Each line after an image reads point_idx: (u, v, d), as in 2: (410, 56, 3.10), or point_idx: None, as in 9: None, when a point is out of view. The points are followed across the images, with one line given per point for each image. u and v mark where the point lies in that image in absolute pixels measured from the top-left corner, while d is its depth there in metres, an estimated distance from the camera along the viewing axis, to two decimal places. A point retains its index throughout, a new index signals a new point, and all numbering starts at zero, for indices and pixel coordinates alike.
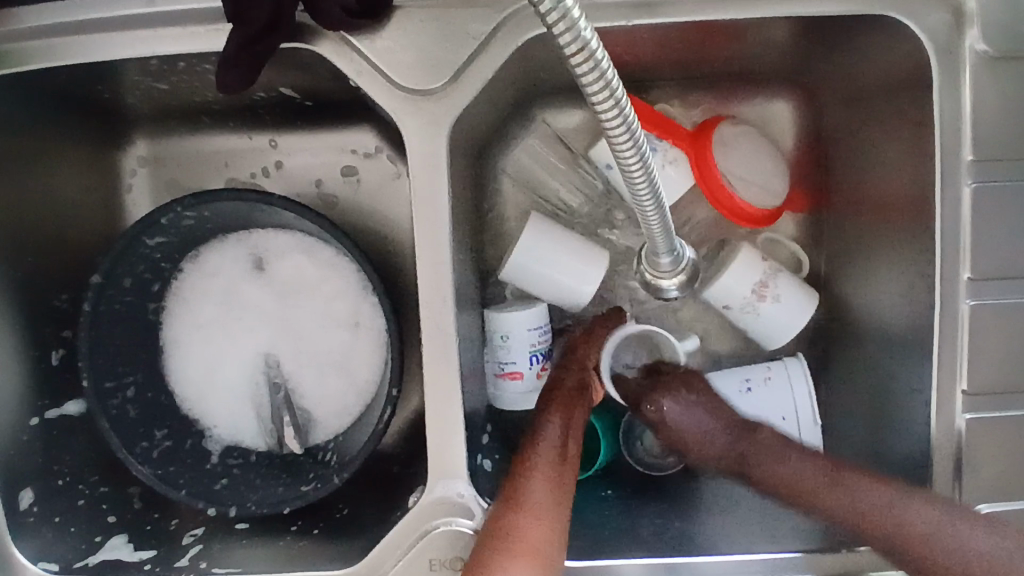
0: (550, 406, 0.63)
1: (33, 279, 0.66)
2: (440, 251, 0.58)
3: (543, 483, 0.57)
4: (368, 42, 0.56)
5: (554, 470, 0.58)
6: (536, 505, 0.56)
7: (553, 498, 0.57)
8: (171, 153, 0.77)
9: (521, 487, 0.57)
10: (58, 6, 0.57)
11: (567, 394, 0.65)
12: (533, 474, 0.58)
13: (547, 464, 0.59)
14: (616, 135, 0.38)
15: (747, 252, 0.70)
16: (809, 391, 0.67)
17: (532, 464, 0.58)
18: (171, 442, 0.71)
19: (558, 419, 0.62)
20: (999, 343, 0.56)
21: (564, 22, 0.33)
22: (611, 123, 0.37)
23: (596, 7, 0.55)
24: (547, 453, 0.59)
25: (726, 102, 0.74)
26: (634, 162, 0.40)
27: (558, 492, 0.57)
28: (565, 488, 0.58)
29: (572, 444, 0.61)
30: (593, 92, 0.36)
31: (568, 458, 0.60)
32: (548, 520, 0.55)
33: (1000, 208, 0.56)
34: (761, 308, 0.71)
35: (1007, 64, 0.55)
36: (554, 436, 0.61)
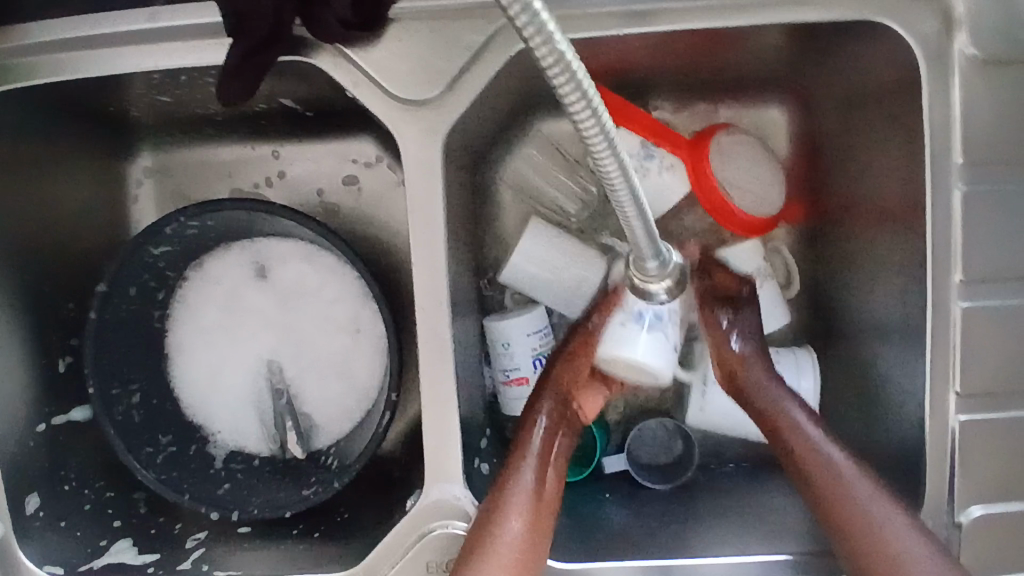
0: (525, 445, 0.62)
1: (40, 287, 0.68)
2: (435, 258, 0.59)
3: (517, 524, 0.57)
4: (364, 54, 0.57)
5: (530, 516, 0.58)
6: (512, 540, 0.56)
7: (529, 547, 0.57)
8: (176, 164, 0.79)
9: (495, 536, 0.56)
10: (64, 22, 0.59)
11: (553, 415, 0.64)
12: (508, 522, 0.57)
13: (523, 511, 0.58)
14: (596, 149, 0.38)
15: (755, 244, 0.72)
16: (812, 385, 0.70)
17: (504, 510, 0.58)
18: (176, 447, 0.73)
19: (534, 456, 0.61)
20: (992, 345, 0.57)
21: (540, 35, 0.33)
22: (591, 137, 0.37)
23: (588, 17, 0.56)
24: (521, 497, 0.59)
25: (722, 108, 0.75)
26: (615, 175, 0.39)
27: (534, 538, 0.57)
28: (541, 535, 0.58)
29: (549, 484, 0.61)
30: (571, 105, 0.36)
31: (545, 498, 0.60)
32: (521, 557, 0.56)
33: (990, 210, 0.56)
34: None
35: (997, 67, 0.55)
36: (528, 477, 0.60)
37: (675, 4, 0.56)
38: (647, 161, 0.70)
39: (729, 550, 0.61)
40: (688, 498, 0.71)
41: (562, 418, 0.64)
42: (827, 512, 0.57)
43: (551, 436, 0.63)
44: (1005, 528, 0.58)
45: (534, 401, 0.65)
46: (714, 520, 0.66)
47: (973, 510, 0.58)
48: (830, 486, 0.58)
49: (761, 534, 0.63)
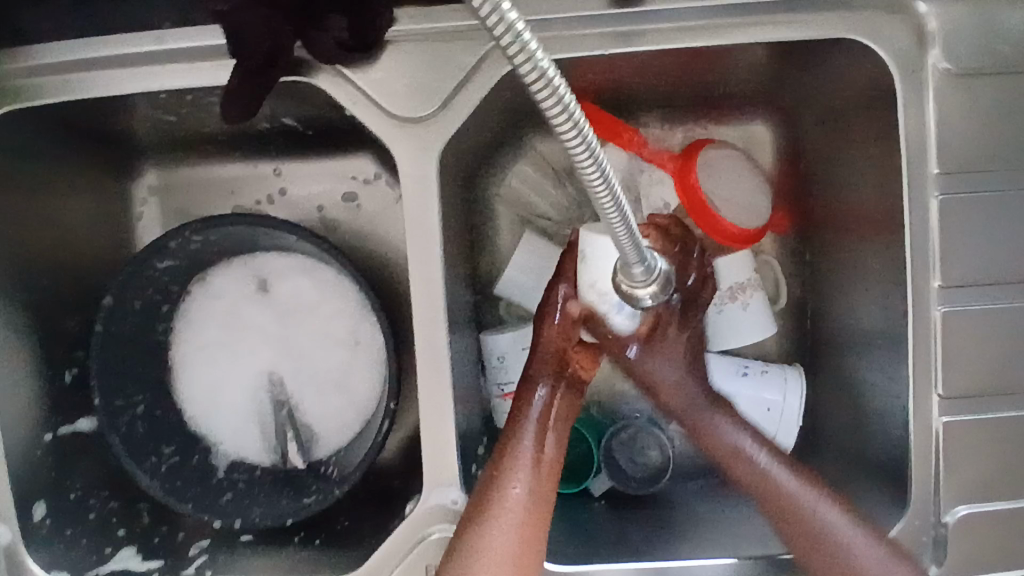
0: (528, 404, 0.62)
1: (48, 301, 0.70)
2: (431, 268, 0.61)
3: (518, 500, 0.58)
4: (363, 74, 0.60)
5: (536, 474, 0.60)
6: (513, 515, 0.58)
7: (536, 503, 0.59)
8: (180, 182, 0.81)
9: (503, 496, 0.58)
10: (73, 45, 0.62)
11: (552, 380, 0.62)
12: (514, 482, 0.59)
13: (529, 470, 0.59)
14: (585, 168, 0.38)
15: (746, 256, 0.73)
16: (799, 403, 0.71)
17: (511, 470, 0.59)
18: (179, 457, 0.74)
19: (539, 415, 0.61)
20: (971, 348, 0.58)
21: (524, 54, 0.34)
22: (578, 154, 0.37)
23: (576, 37, 0.58)
24: (525, 457, 0.60)
25: (710, 125, 0.77)
26: (601, 190, 0.40)
27: (541, 493, 0.59)
28: (548, 490, 0.60)
29: (554, 439, 0.62)
30: (558, 123, 0.36)
31: (552, 453, 0.61)
32: (526, 532, 0.58)
33: (965, 218, 0.58)
34: (728, 305, 0.73)
35: (968, 81, 0.58)
36: (530, 444, 0.60)
37: (659, 25, 0.58)
38: (635, 175, 0.74)
39: (719, 552, 0.63)
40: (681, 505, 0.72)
41: (563, 373, 0.63)
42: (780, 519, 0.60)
43: (553, 394, 0.62)
44: (987, 528, 0.59)
45: (532, 360, 0.63)
46: (705, 525, 0.68)
47: (958, 510, 0.59)
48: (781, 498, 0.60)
49: (750, 538, 0.65)
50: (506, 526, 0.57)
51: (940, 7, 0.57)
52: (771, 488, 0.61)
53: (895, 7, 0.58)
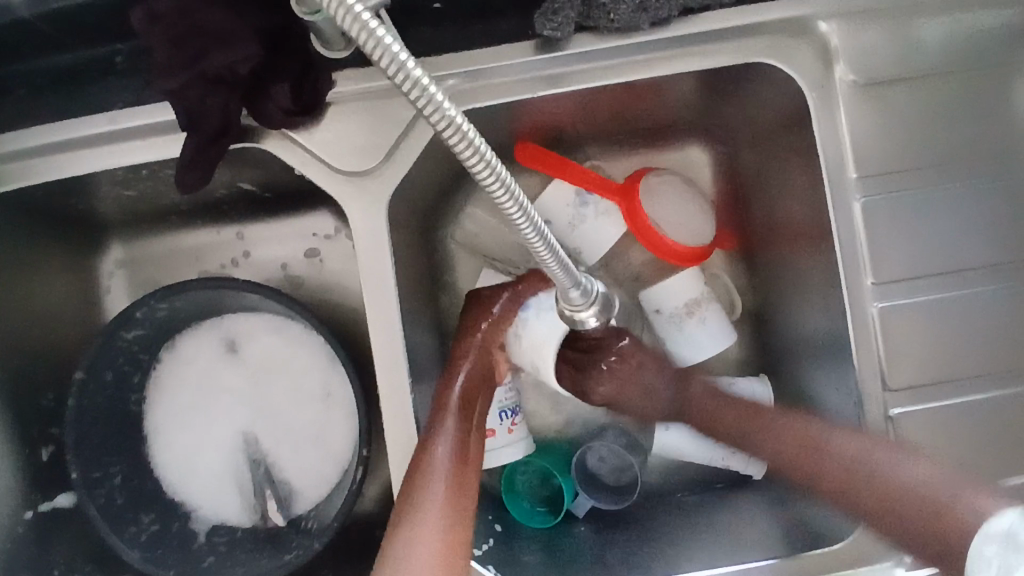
0: (447, 406, 0.65)
1: (21, 382, 0.72)
2: (389, 313, 0.63)
3: (443, 485, 0.61)
4: (308, 136, 0.63)
5: (455, 476, 0.62)
6: (436, 498, 0.60)
7: (457, 497, 0.62)
8: (145, 254, 0.83)
9: (423, 497, 0.60)
10: (29, 131, 0.64)
11: (472, 372, 0.68)
12: (435, 484, 0.60)
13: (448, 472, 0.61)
14: (506, 207, 0.41)
15: (694, 272, 0.76)
16: None
17: (431, 473, 0.60)
18: (158, 525, 0.75)
19: (456, 414, 0.65)
20: (909, 340, 0.61)
21: (432, 106, 0.36)
22: (497, 194, 0.40)
23: (505, 83, 0.62)
24: (444, 460, 0.61)
25: (650, 153, 0.80)
26: (523, 224, 0.42)
27: (458, 494, 0.62)
28: (465, 489, 0.62)
29: (468, 441, 0.64)
30: (476, 169, 0.38)
31: (469, 459, 0.64)
32: (453, 514, 0.61)
33: (888, 218, 0.62)
34: (687, 323, 0.76)
35: (874, 92, 0.62)
36: (451, 433, 0.63)
37: (584, 66, 0.62)
38: (583, 208, 0.75)
39: (699, 565, 0.64)
40: (659, 524, 0.74)
41: (476, 379, 0.68)
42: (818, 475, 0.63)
43: (466, 396, 0.67)
44: None
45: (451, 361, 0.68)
46: (683, 541, 0.70)
47: None
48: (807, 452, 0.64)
49: (730, 548, 0.66)
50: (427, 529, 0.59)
51: (840, 25, 0.62)
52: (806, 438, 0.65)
53: (799, 29, 0.62)
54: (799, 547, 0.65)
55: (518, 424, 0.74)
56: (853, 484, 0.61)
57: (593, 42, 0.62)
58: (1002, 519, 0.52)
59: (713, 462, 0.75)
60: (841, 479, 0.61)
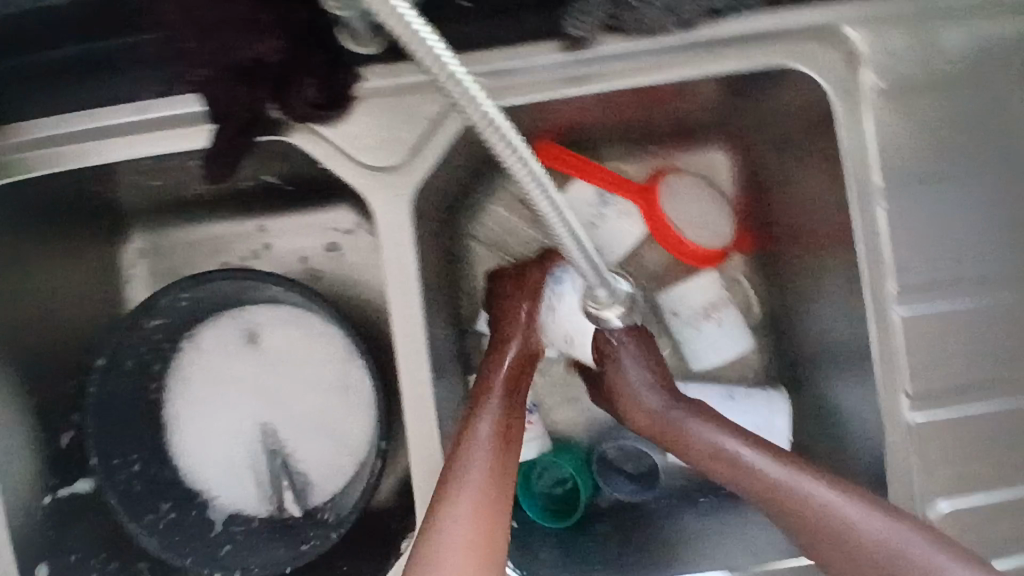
0: (490, 389, 0.66)
1: (44, 368, 0.73)
2: (412, 308, 0.63)
3: (486, 457, 0.61)
4: (335, 130, 0.64)
5: (498, 452, 0.62)
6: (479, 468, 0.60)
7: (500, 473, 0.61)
8: (167, 243, 0.84)
9: (467, 464, 0.60)
10: (58, 119, 0.65)
11: (517, 357, 0.70)
12: (477, 456, 0.60)
13: (491, 446, 0.61)
14: (539, 203, 0.41)
15: (712, 276, 0.78)
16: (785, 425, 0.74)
17: (473, 444, 0.61)
18: (176, 513, 0.75)
19: (500, 398, 0.66)
20: (929, 347, 0.61)
21: (469, 101, 0.37)
22: (530, 190, 0.40)
23: (532, 83, 0.63)
24: (486, 435, 0.62)
25: (670, 155, 0.81)
26: (554, 220, 0.42)
27: (502, 468, 0.62)
28: (509, 464, 0.62)
29: (513, 420, 0.65)
30: (510, 165, 0.39)
31: (514, 439, 0.64)
32: (496, 490, 0.60)
33: (911, 224, 0.62)
34: (703, 326, 0.78)
35: (900, 98, 0.62)
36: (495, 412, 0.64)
37: (611, 66, 0.62)
38: (603, 208, 0.76)
39: (716, 567, 0.65)
40: (672, 525, 0.74)
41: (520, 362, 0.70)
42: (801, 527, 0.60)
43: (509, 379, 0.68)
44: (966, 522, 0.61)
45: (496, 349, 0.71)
46: (698, 542, 0.70)
47: (941, 505, 0.61)
48: (790, 499, 0.60)
49: (746, 551, 0.67)
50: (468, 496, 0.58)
51: (867, 31, 0.62)
52: (771, 487, 0.61)
53: (825, 35, 0.62)
54: None
55: (532, 423, 0.76)
56: (836, 543, 0.58)
57: (619, 43, 0.62)
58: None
59: (726, 471, 0.76)
60: (823, 533, 0.59)
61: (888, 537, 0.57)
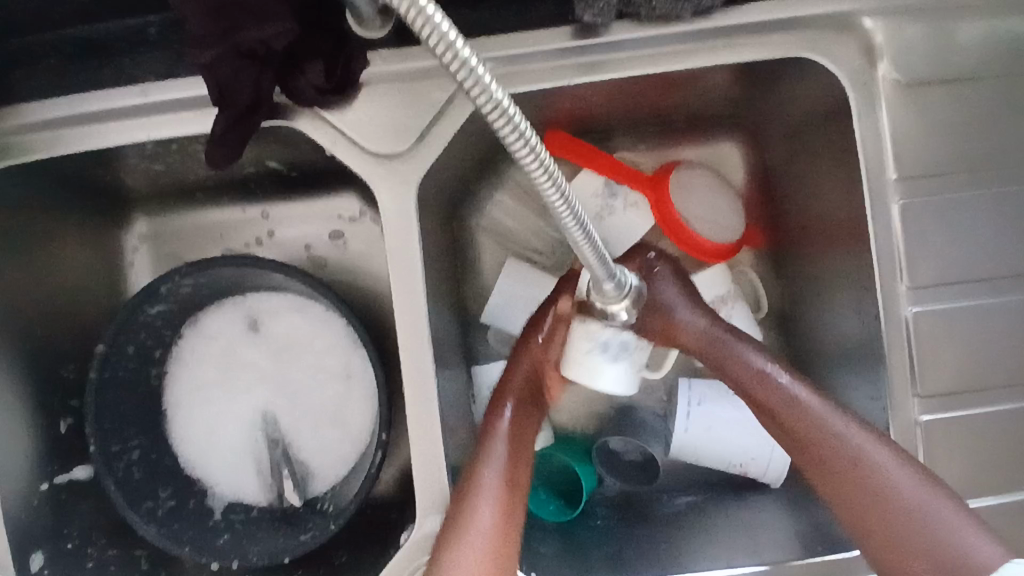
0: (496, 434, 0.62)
1: (44, 353, 0.72)
2: (416, 297, 0.62)
3: (489, 513, 0.59)
4: (340, 115, 0.62)
5: (504, 501, 0.60)
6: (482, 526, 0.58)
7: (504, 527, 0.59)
8: (169, 229, 0.83)
9: (470, 522, 0.58)
10: (59, 101, 0.64)
11: (521, 403, 0.65)
12: (484, 505, 0.59)
13: (496, 494, 0.60)
14: (547, 193, 0.39)
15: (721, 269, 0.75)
16: None
17: (477, 498, 0.59)
18: (175, 501, 0.75)
19: (506, 446, 0.62)
20: (943, 346, 0.60)
21: (479, 87, 0.35)
22: (539, 179, 0.38)
23: (542, 70, 0.61)
24: (491, 487, 0.60)
25: (680, 147, 0.79)
26: (564, 212, 0.40)
27: (507, 519, 0.60)
28: (515, 515, 0.60)
29: (519, 465, 0.62)
30: (518, 153, 0.37)
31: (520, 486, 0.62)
32: (501, 546, 0.59)
33: (927, 220, 0.60)
34: None
35: (917, 91, 0.60)
36: (500, 458, 0.61)
37: (622, 54, 0.61)
38: (612, 199, 0.74)
39: (717, 565, 0.63)
40: (676, 522, 0.73)
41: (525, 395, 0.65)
42: (859, 514, 0.58)
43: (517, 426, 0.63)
44: None
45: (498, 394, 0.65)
46: (701, 538, 0.69)
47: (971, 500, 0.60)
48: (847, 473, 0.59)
49: (749, 548, 0.66)
50: (473, 545, 0.57)
51: (886, 22, 0.60)
52: (833, 455, 0.59)
53: (843, 25, 0.61)
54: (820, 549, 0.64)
55: None
56: (882, 522, 0.57)
57: (631, 30, 0.61)
58: (1011, 566, 0.52)
59: (731, 468, 0.74)
60: (874, 513, 0.57)
61: (935, 520, 0.55)
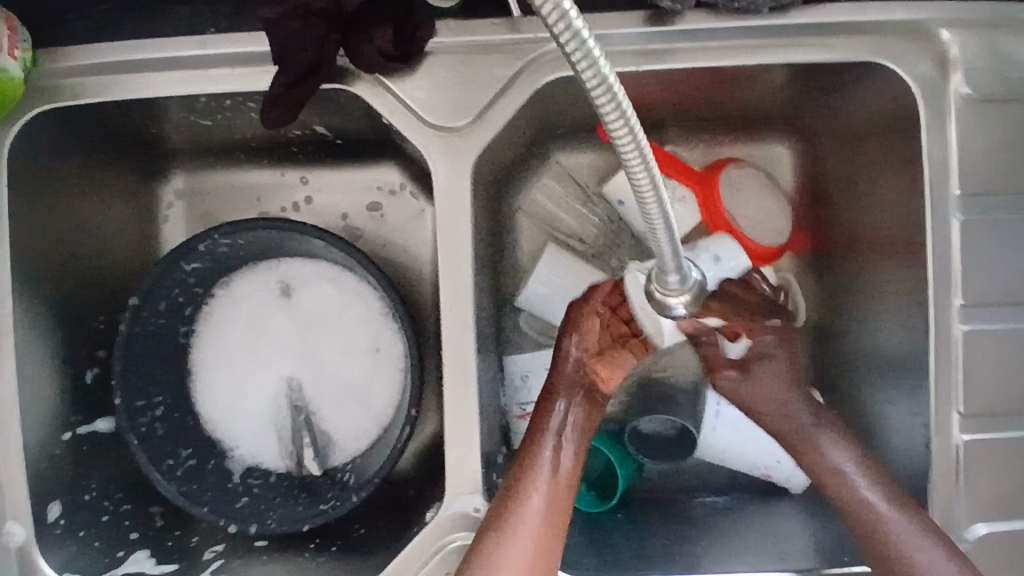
0: (547, 426, 0.61)
1: (75, 301, 0.72)
2: (462, 276, 0.62)
3: (536, 505, 0.58)
4: (400, 84, 0.61)
5: (553, 492, 0.59)
6: (526, 519, 0.58)
7: (551, 521, 0.59)
8: (206, 187, 0.81)
9: (514, 515, 0.58)
10: (114, 46, 0.63)
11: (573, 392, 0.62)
12: (530, 497, 0.59)
13: (545, 486, 0.59)
14: (637, 174, 0.38)
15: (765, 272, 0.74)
16: None
17: (525, 490, 0.59)
18: (195, 461, 0.74)
19: (557, 435, 0.61)
20: (990, 366, 0.60)
21: (587, 61, 0.34)
22: (631, 160, 0.37)
23: (608, 54, 0.60)
24: (540, 479, 0.59)
25: (730, 145, 0.78)
26: (649, 195, 0.39)
27: (557, 511, 0.59)
28: (563, 509, 0.59)
29: (571, 458, 0.61)
30: (614, 131, 0.36)
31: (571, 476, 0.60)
32: (547, 541, 0.58)
33: (987, 238, 0.60)
34: None
35: (988, 107, 0.60)
36: (549, 453, 0.60)
37: (690, 45, 0.60)
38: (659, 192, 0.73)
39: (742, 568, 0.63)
40: (697, 521, 0.73)
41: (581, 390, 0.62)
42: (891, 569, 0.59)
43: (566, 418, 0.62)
44: (1009, 548, 0.60)
45: (548, 391, 0.63)
46: (721, 538, 0.69)
47: (979, 528, 0.60)
48: (884, 537, 0.59)
49: (773, 554, 0.66)
50: (518, 540, 0.57)
51: (963, 34, 0.59)
52: (876, 526, 0.60)
53: (918, 34, 0.60)
54: (846, 560, 0.64)
55: None
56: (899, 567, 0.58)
57: (702, 20, 0.60)
58: None
59: (754, 471, 0.74)
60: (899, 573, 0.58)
61: None
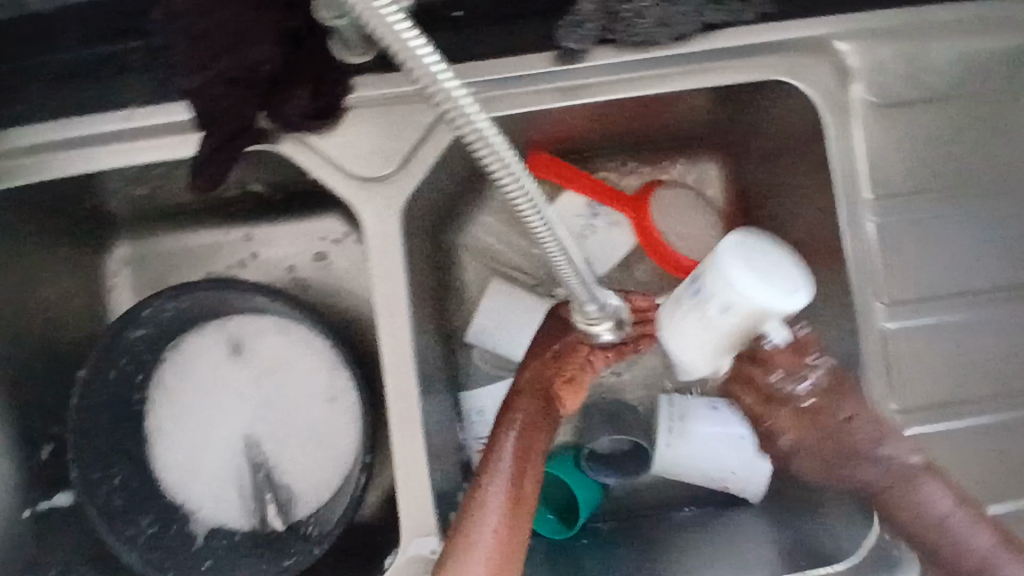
0: (504, 443, 0.59)
1: (25, 378, 0.72)
2: (401, 320, 0.63)
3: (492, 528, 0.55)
4: (325, 139, 0.63)
5: (511, 512, 0.56)
6: (482, 544, 0.55)
7: (508, 545, 0.56)
8: (152, 252, 0.82)
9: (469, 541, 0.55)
10: (43, 126, 0.64)
11: (531, 408, 0.60)
12: (486, 520, 0.55)
13: (501, 508, 0.56)
14: (526, 214, 0.42)
15: None
16: None
17: (481, 512, 0.56)
18: (157, 527, 0.74)
19: (515, 453, 0.58)
20: (915, 359, 0.63)
21: (463, 117, 0.38)
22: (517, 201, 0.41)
23: (520, 96, 0.62)
24: (496, 501, 0.56)
25: (661, 166, 0.80)
26: (540, 231, 0.43)
27: (514, 533, 0.56)
28: (520, 530, 0.56)
29: (529, 475, 0.58)
30: (498, 178, 0.40)
31: (529, 494, 0.58)
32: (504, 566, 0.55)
33: (898, 238, 0.63)
34: None
35: (888, 113, 0.63)
36: (507, 470, 0.57)
37: (601, 79, 0.62)
38: (596, 219, 0.77)
39: None
40: (662, 539, 0.73)
41: (541, 404, 0.61)
42: None
43: (525, 433, 0.59)
44: None
45: (507, 410, 0.61)
46: (685, 555, 0.69)
47: None
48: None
49: (735, 565, 0.66)
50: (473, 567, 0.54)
51: (858, 46, 0.62)
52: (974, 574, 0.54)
53: (817, 48, 0.62)
54: (803, 564, 0.64)
55: None
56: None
57: (609, 53, 0.62)
58: None
59: (712, 483, 0.76)
60: None
61: None
